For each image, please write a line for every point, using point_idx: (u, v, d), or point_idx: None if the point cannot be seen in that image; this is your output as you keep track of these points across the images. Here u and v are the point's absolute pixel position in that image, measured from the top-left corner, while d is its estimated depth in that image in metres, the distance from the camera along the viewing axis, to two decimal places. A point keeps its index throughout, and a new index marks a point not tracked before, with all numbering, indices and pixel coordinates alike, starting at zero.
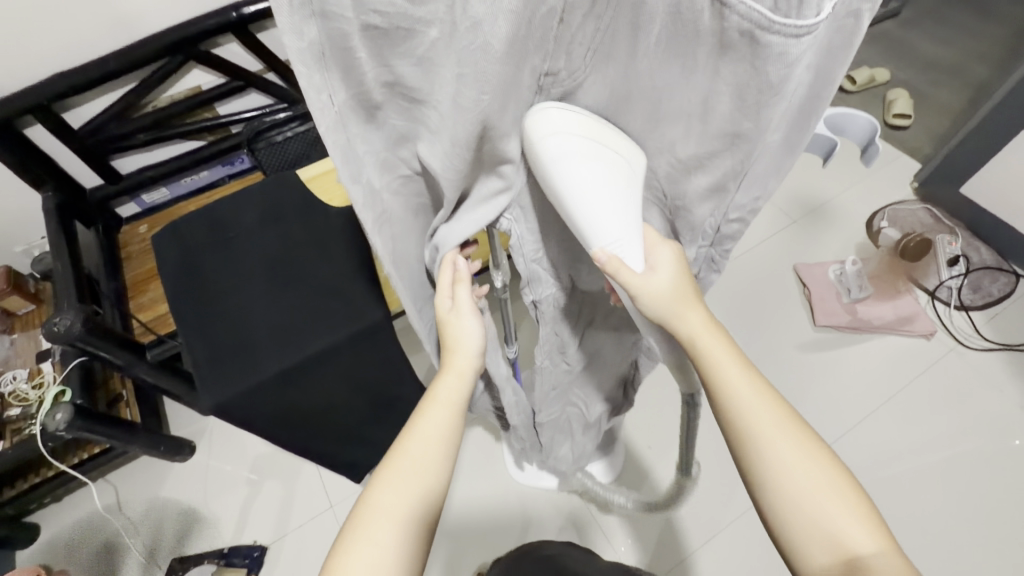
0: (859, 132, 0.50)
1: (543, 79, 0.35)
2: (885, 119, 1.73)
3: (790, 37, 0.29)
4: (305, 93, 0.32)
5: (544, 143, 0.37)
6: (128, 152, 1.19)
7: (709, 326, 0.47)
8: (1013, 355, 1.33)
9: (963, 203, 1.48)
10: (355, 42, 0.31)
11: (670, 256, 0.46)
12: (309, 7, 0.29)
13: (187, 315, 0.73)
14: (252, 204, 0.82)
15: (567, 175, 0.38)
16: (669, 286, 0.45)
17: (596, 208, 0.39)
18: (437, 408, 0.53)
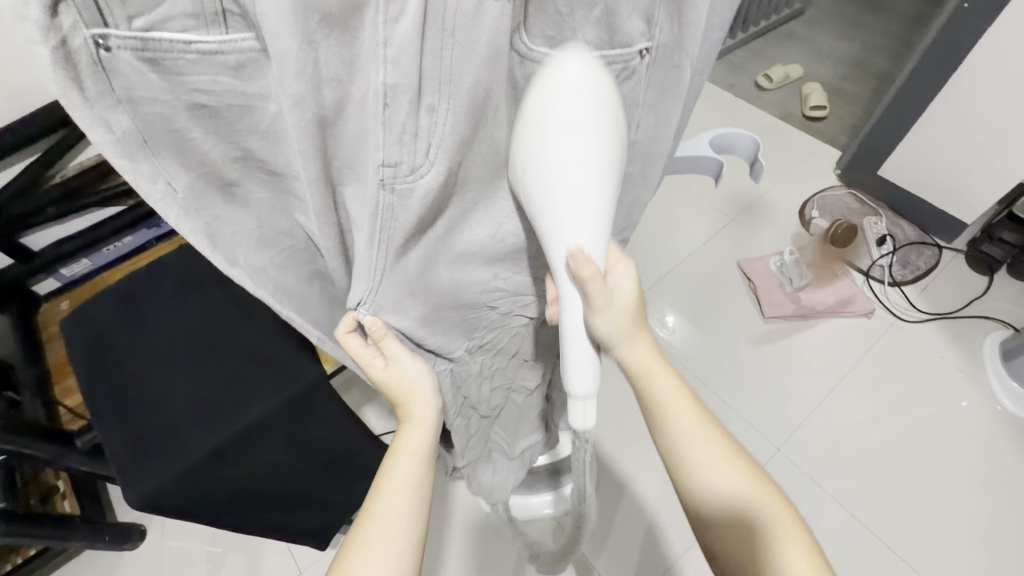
0: (745, 149, 0.57)
1: (383, 172, 0.32)
2: (803, 112, 1.83)
3: (616, 68, 0.35)
4: (134, 184, 0.30)
5: (545, 109, 0.33)
6: (40, 228, 1.11)
7: (653, 355, 0.54)
8: (947, 322, 1.40)
9: (883, 184, 1.57)
10: (183, 124, 0.30)
11: (629, 274, 0.47)
12: (113, 95, 0.27)
13: (104, 405, 0.67)
14: (169, 273, 0.77)
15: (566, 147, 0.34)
16: (625, 305, 0.47)
17: (572, 197, 0.35)
18: (407, 457, 0.53)
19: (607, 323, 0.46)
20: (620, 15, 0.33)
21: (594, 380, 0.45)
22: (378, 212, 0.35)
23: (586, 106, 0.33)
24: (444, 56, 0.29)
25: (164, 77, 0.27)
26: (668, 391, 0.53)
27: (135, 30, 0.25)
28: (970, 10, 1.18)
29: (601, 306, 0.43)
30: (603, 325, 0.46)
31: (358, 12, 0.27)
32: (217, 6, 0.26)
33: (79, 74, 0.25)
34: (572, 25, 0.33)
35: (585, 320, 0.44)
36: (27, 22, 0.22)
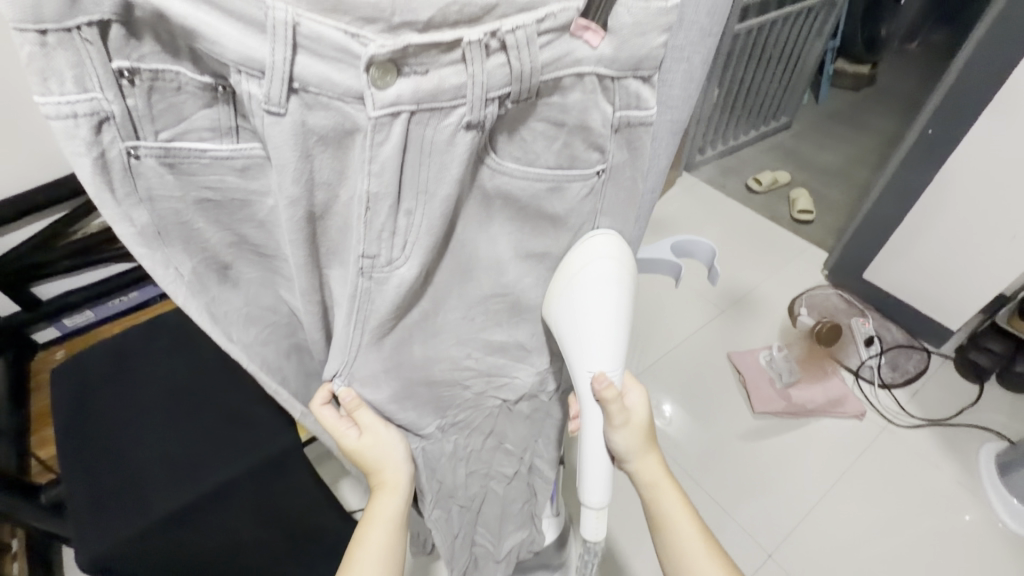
0: (704, 256, 0.62)
1: (362, 262, 0.36)
2: (791, 214, 1.93)
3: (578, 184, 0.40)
4: (150, 270, 0.34)
5: (585, 266, 0.43)
6: (52, 279, 1.17)
7: (665, 474, 0.55)
8: (940, 429, 1.39)
9: (869, 287, 1.61)
10: (191, 216, 0.34)
11: (642, 398, 0.51)
12: (136, 195, 0.31)
13: (74, 458, 0.68)
14: (165, 331, 0.79)
15: (596, 295, 0.43)
16: (645, 422, 0.52)
17: (603, 334, 0.44)
18: (381, 525, 0.56)
19: (624, 440, 0.51)
20: (578, 151, 0.39)
21: (607, 489, 0.50)
22: (356, 295, 0.38)
23: (612, 268, 0.43)
24: (426, 171, 0.33)
25: (180, 177, 0.32)
26: (676, 512, 0.55)
27: (163, 142, 0.30)
28: (935, 136, 1.29)
29: (620, 424, 0.49)
30: (621, 440, 0.51)
31: (350, 136, 0.31)
32: (231, 123, 0.31)
33: (110, 177, 0.30)
34: (535, 150, 0.38)
35: (604, 433, 0.50)
36: (75, 139, 0.27)
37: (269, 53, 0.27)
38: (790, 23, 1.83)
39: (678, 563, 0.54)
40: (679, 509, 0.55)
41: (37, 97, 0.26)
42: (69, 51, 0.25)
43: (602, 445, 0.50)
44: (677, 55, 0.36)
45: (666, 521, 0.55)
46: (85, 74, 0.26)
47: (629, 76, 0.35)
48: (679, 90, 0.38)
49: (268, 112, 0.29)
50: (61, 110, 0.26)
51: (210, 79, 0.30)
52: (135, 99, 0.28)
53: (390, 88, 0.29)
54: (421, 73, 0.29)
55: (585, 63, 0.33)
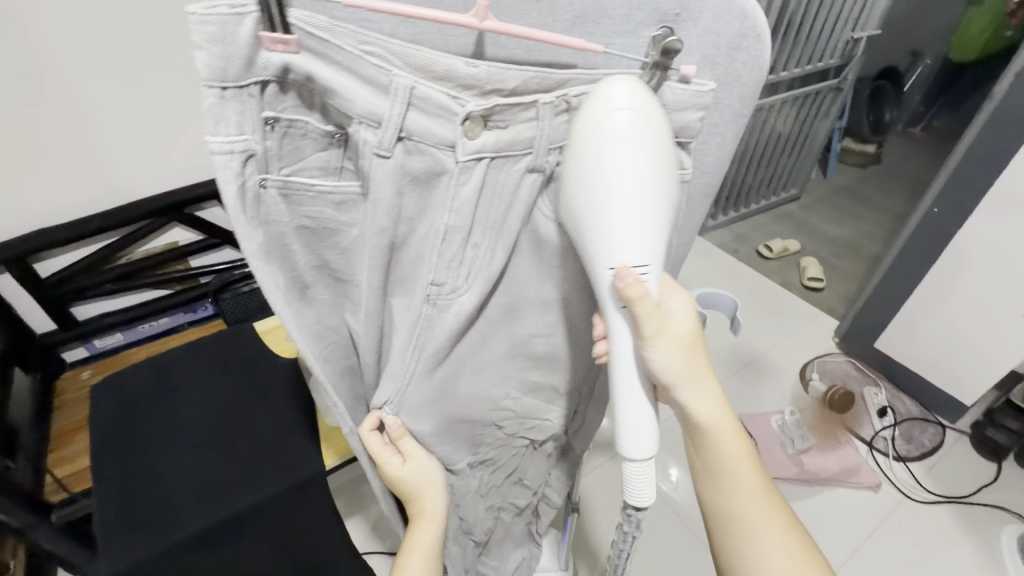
0: (727, 308, 0.66)
1: (430, 289, 0.41)
2: (802, 281, 1.98)
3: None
4: (259, 278, 0.37)
5: (609, 119, 0.34)
6: (90, 300, 1.23)
7: (720, 401, 0.50)
8: (959, 507, 1.35)
9: (881, 357, 1.63)
10: (291, 240, 0.39)
11: (685, 302, 0.44)
12: (256, 218, 0.36)
13: (109, 471, 0.70)
14: (204, 355, 0.84)
15: (622, 158, 0.34)
16: (683, 332, 0.44)
17: (632, 207, 0.35)
18: (417, 555, 0.58)
19: (663, 361, 0.43)
20: None
21: (652, 435, 0.43)
22: (419, 321, 0.43)
23: (639, 126, 0.34)
24: (497, 211, 0.39)
25: (290, 206, 0.37)
26: (731, 452, 0.51)
27: (284, 176, 0.36)
28: (941, 214, 1.36)
29: (653, 335, 0.41)
30: (658, 358, 0.43)
31: (437, 178, 0.37)
32: (339, 164, 0.37)
33: (241, 203, 0.34)
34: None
35: (635, 350, 0.43)
36: (227, 169, 0.32)
37: (390, 108, 0.33)
38: (798, 104, 1.96)
39: (725, 507, 0.53)
40: (734, 452, 0.51)
41: (207, 136, 0.31)
42: (237, 103, 0.31)
43: (635, 365, 0.43)
44: (711, 131, 0.42)
45: (719, 468, 0.52)
46: (244, 119, 0.32)
47: (674, 144, 0.41)
48: (712, 157, 0.44)
49: (377, 154, 0.35)
50: (224, 147, 0.32)
51: (333, 129, 0.36)
52: (271, 139, 0.34)
53: (477, 138, 0.35)
54: (502, 128, 0.35)
55: None
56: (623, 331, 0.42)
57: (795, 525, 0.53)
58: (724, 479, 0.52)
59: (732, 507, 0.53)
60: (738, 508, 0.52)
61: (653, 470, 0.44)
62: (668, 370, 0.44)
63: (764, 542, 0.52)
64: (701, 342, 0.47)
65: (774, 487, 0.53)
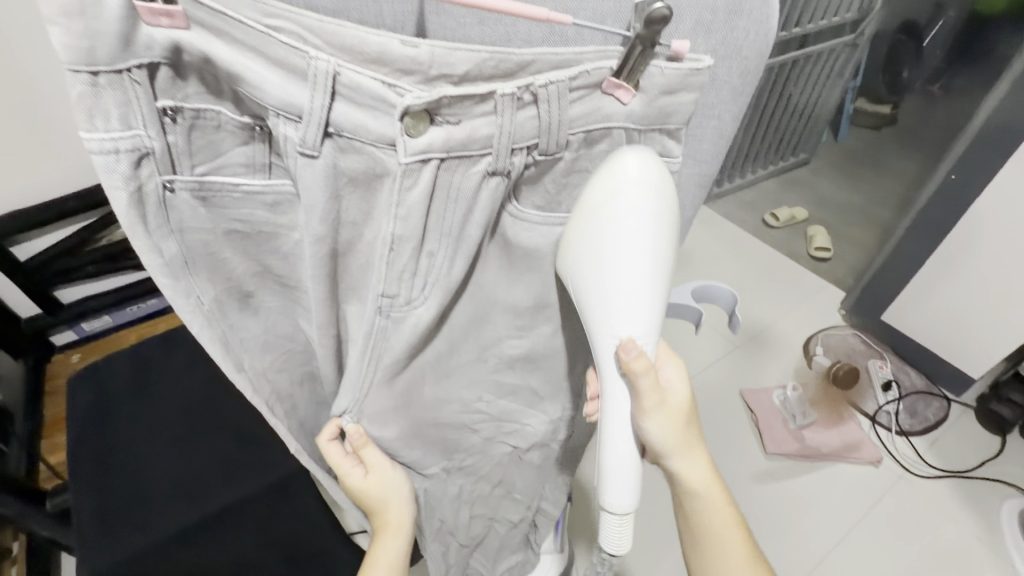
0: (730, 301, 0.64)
1: (381, 302, 0.37)
2: (808, 251, 1.91)
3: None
4: (172, 302, 0.36)
5: (614, 198, 0.36)
6: (75, 283, 1.19)
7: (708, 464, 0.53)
8: (960, 482, 1.34)
9: (887, 330, 1.58)
10: (219, 248, 0.36)
11: (679, 373, 0.50)
12: (168, 226, 0.33)
13: (84, 467, 0.69)
14: (183, 345, 0.80)
15: (626, 236, 0.37)
16: (679, 401, 0.48)
17: (631, 286, 0.38)
18: (379, 565, 0.56)
19: (659, 430, 0.45)
20: None
21: (635, 495, 0.45)
22: (372, 333, 0.39)
23: (644, 200, 0.36)
24: (449, 218, 0.35)
25: (211, 209, 0.34)
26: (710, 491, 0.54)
27: (198, 175, 0.33)
28: (959, 181, 1.28)
29: (653, 405, 0.43)
30: (656, 428, 0.45)
31: (380, 179, 0.33)
32: (265, 160, 0.34)
33: (145, 210, 0.32)
34: (559, 199, 0.40)
35: (633, 416, 0.45)
36: (114, 173, 0.29)
37: (309, 99, 0.29)
38: (811, 63, 1.84)
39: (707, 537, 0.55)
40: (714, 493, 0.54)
41: (82, 134, 0.28)
42: (117, 90, 0.28)
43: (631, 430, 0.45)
44: (706, 112, 0.38)
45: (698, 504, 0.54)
46: (131, 112, 0.29)
47: (655, 129, 0.37)
48: (708, 144, 0.40)
49: (301, 153, 0.31)
50: (105, 146, 0.28)
51: (249, 120, 0.32)
52: (176, 135, 0.31)
53: (421, 136, 0.31)
54: (453, 123, 0.31)
55: (613, 118, 0.35)
56: (623, 398, 0.44)
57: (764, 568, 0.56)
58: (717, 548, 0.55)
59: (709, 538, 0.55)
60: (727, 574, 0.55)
61: (631, 525, 0.47)
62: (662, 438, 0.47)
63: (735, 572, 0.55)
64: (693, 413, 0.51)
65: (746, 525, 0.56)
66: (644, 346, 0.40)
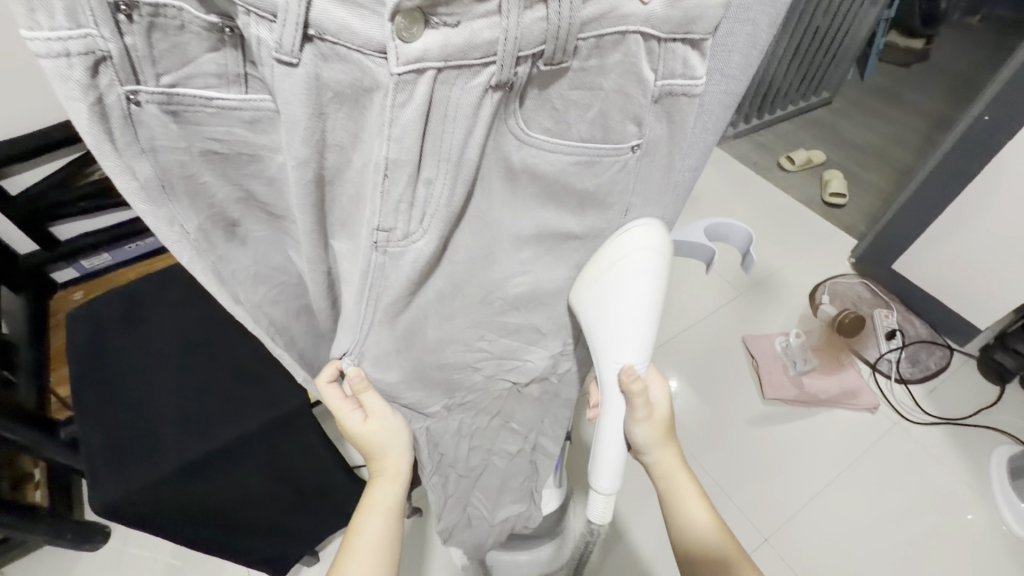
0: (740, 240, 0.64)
1: (377, 236, 0.34)
2: (822, 197, 1.85)
3: (611, 159, 0.38)
4: (152, 226, 0.35)
5: (623, 259, 0.44)
6: (70, 220, 1.16)
7: (676, 452, 0.60)
8: (954, 428, 1.36)
9: (897, 279, 1.56)
10: (198, 171, 0.34)
11: (665, 386, 0.57)
12: (138, 145, 0.31)
13: (89, 401, 0.69)
14: (179, 281, 0.79)
15: (630, 289, 0.45)
16: (663, 411, 0.56)
17: (630, 329, 0.47)
18: (373, 513, 0.57)
19: (642, 432, 0.55)
20: (614, 127, 0.37)
21: (619, 476, 0.55)
22: (369, 270, 0.37)
23: (648, 258, 0.44)
24: (451, 139, 0.32)
25: (184, 126, 0.32)
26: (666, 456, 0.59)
27: (165, 87, 0.30)
28: (991, 123, 1.20)
29: (641, 417, 0.53)
30: (639, 432, 0.55)
31: (369, 93, 0.30)
32: (238, 70, 0.31)
33: (110, 125, 0.30)
34: (568, 120, 0.36)
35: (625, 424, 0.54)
36: (70, 82, 0.27)
37: None
38: None
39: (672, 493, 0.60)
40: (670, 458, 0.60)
41: (27, 32, 0.25)
42: None
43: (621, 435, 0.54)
44: (740, 15, 0.35)
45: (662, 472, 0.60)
46: (79, 7, 0.26)
47: (678, 39, 0.34)
48: (737, 56, 0.37)
49: (278, 60, 0.27)
50: (53, 49, 0.26)
51: (217, 20, 0.29)
52: (133, 37, 0.28)
53: (416, 41, 0.27)
54: (451, 25, 0.28)
55: (630, 20, 0.31)
56: (619, 409, 0.52)
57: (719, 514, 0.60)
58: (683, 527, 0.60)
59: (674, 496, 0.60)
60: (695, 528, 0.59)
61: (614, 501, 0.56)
62: (644, 439, 0.56)
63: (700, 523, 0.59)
64: (673, 414, 0.59)
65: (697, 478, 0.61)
66: (641, 371, 0.50)
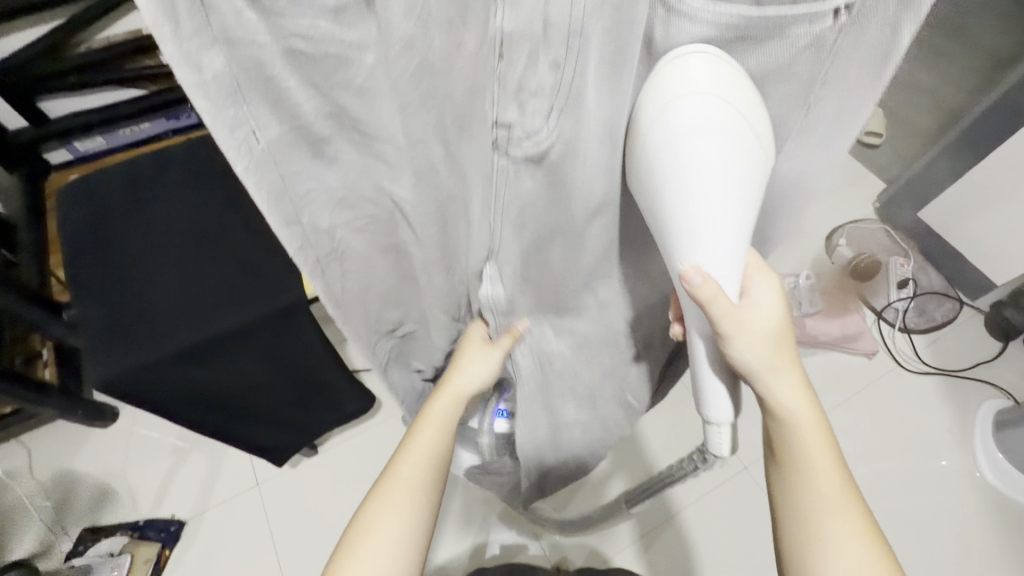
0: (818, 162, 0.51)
1: (498, 130, 0.38)
2: (857, 135, 1.74)
3: (802, 27, 0.32)
4: (216, 136, 0.28)
5: (665, 113, 0.34)
6: (60, 95, 1.13)
7: (804, 398, 0.47)
8: (948, 379, 1.37)
9: (920, 227, 1.50)
10: (278, 73, 0.28)
11: (772, 294, 0.44)
12: (210, 33, 0.25)
13: (90, 283, 0.68)
14: (178, 167, 0.77)
15: (683, 155, 0.34)
16: (767, 329, 0.44)
17: (715, 202, 0.35)
18: (431, 424, 0.57)
19: (749, 356, 0.44)
20: None
21: (730, 409, 0.48)
22: (495, 172, 0.41)
23: (710, 110, 0.33)
24: (574, 7, 0.30)
25: (267, 18, 0.26)
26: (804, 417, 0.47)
27: None
28: None
29: (734, 334, 0.42)
30: (743, 355, 0.44)
31: None
32: None
33: (175, 4, 0.23)
34: None
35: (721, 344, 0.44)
36: None
37: None
38: None
39: (804, 469, 0.48)
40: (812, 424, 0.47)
41: None
42: None
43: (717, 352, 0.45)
44: None
45: (787, 442, 0.48)
46: None
47: None
48: None
49: None
50: None
51: None
52: None
53: None
54: None
55: None
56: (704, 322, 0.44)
57: (861, 504, 0.48)
58: (809, 488, 0.48)
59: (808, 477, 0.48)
60: (823, 525, 0.47)
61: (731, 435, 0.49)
62: (753, 363, 0.44)
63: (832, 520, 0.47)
64: (787, 335, 0.46)
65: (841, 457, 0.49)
66: (716, 270, 0.38)
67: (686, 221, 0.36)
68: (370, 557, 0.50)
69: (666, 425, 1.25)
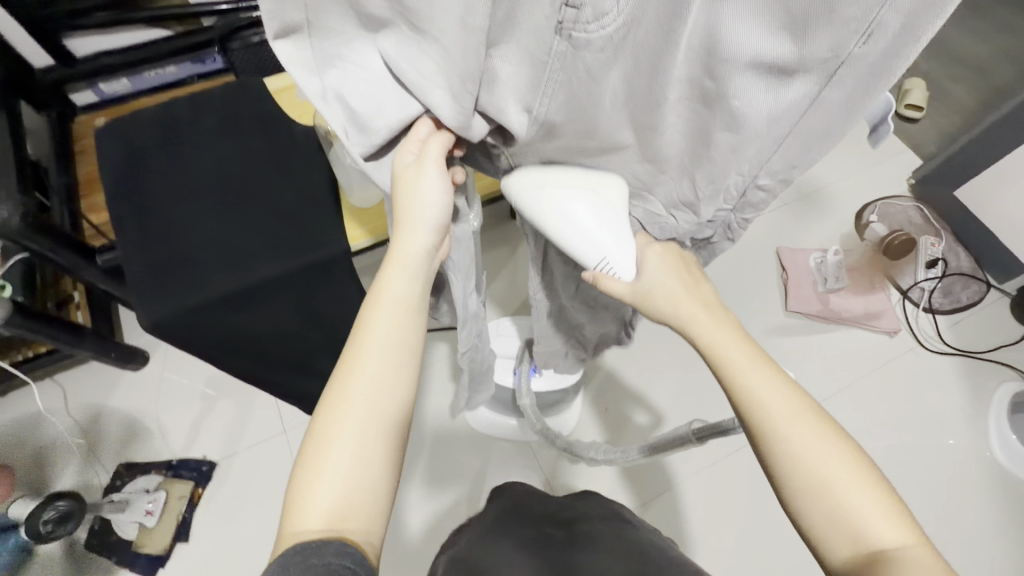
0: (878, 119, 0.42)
1: (565, 13, 0.33)
2: (898, 108, 1.67)
3: None
4: None
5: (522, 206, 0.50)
6: (84, 33, 1.10)
7: (719, 326, 0.51)
8: (968, 360, 1.37)
9: (955, 206, 1.46)
10: None
11: (659, 254, 0.53)
12: None
13: (128, 223, 0.67)
14: (211, 108, 0.74)
15: (544, 221, 0.50)
16: (666, 283, 0.52)
17: (582, 230, 0.49)
18: (388, 307, 0.48)
19: (665, 309, 0.52)
20: None
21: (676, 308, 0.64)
22: (550, 59, 0.35)
23: (538, 195, 0.49)
24: None
25: None
26: (726, 343, 0.50)
27: None
28: None
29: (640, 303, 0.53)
30: (662, 307, 0.52)
31: None
32: None
33: None
34: None
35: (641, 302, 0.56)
36: None
37: None
38: None
39: (751, 393, 0.48)
40: (738, 350, 0.50)
41: None
42: None
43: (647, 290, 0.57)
44: None
45: (730, 371, 0.49)
46: None
47: None
48: None
49: None
50: None
51: None
52: None
53: None
54: None
55: None
56: None
57: (821, 416, 0.48)
58: (764, 412, 0.48)
59: (760, 399, 0.48)
60: (794, 447, 0.46)
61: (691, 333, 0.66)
62: (668, 313, 0.52)
63: (800, 437, 0.46)
64: (686, 279, 0.53)
65: (778, 371, 0.50)
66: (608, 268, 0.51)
67: (579, 250, 0.50)
68: (338, 463, 0.44)
69: (684, 394, 1.28)
